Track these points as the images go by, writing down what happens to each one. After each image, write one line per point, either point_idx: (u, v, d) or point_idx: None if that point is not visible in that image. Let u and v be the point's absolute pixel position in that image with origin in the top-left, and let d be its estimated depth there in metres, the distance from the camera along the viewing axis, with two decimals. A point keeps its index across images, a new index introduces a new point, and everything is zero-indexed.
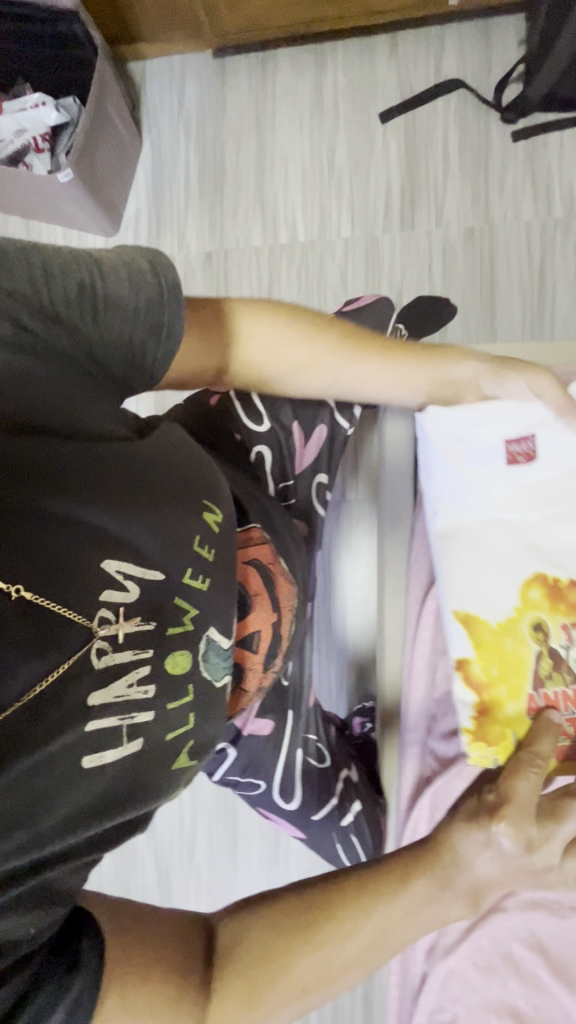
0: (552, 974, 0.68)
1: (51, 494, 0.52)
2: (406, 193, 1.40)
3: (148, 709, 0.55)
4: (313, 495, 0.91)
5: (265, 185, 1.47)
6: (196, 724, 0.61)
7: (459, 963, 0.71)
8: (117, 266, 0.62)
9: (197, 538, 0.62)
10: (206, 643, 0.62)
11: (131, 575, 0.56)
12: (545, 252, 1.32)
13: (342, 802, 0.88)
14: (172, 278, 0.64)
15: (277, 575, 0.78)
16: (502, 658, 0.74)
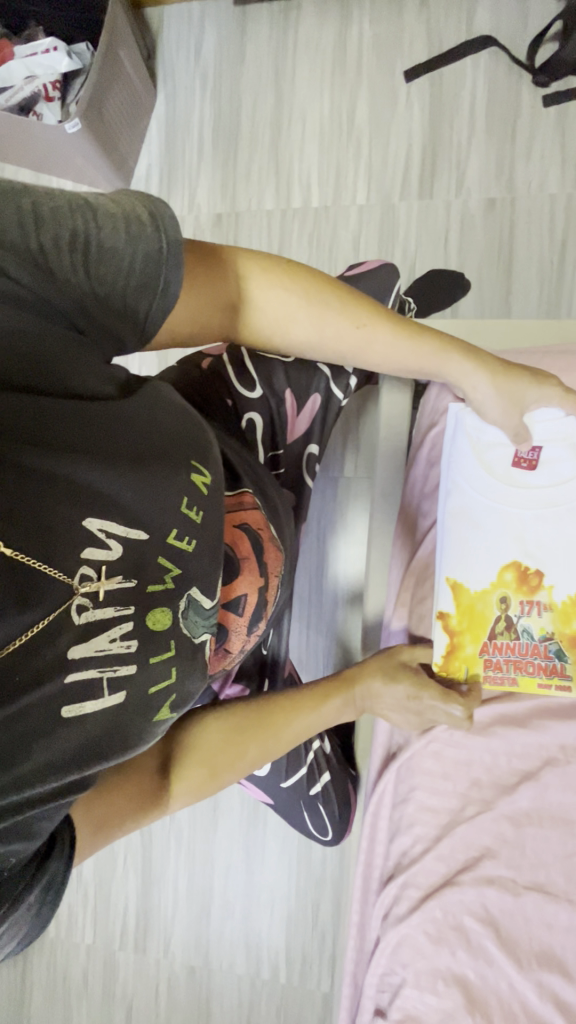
0: (501, 948, 0.69)
1: (35, 449, 0.50)
2: (427, 157, 1.33)
3: (130, 662, 0.56)
4: (304, 465, 0.88)
5: (280, 144, 1.41)
6: (178, 679, 0.61)
7: (410, 930, 0.73)
8: (114, 210, 0.56)
9: (184, 499, 0.60)
10: (187, 602, 0.61)
11: (115, 533, 0.54)
12: (569, 227, 1.26)
13: (312, 773, 0.85)
14: (173, 228, 0.58)
15: (266, 540, 0.77)
16: (469, 615, 0.69)
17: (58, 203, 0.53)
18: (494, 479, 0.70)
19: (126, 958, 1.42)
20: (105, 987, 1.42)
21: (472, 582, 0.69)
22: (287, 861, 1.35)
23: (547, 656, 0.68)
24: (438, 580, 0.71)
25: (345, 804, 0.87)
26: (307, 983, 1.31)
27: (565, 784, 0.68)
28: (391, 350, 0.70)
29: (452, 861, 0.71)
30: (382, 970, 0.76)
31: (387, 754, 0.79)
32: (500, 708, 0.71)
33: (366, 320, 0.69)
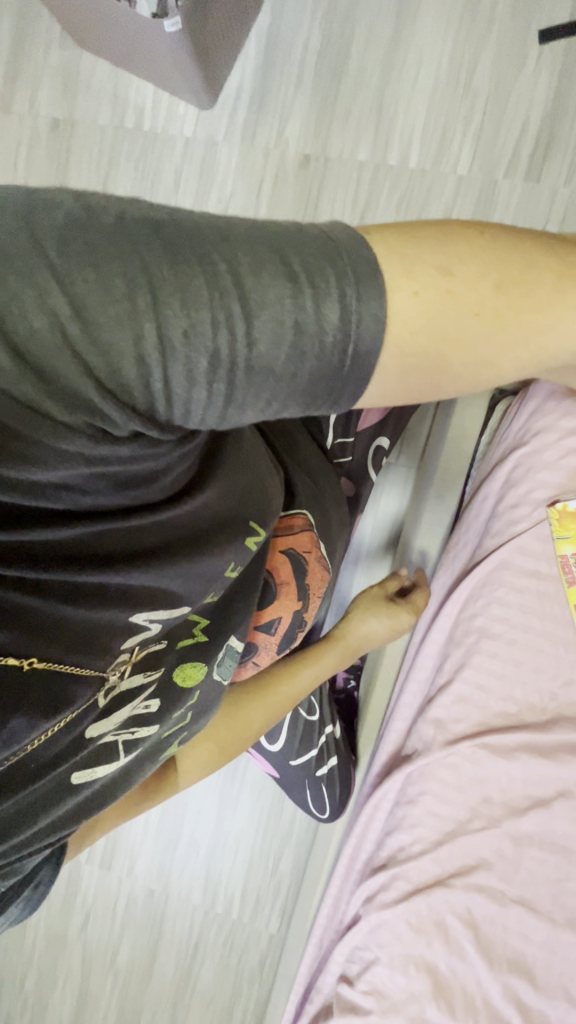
0: (476, 950, 0.73)
1: (96, 570, 0.46)
2: (543, 135, 1.20)
3: (149, 723, 0.57)
4: (370, 458, 0.85)
5: (388, 89, 1.26)
6: (191, 721, 0.64)
7: (393, 917, 0.77)
8: (279, 297, 0.37)
9: (231, 565, 0.57)
10: (224, 653, 0.63)
11: (158, 619, 0.53)
12: None
13: (321, 755, 0.88)
14: (370, 337, 0.39)
15: (311, 561, 0.73)
16: None
17: (196, 289, 0.35)
18: None
19: (90, 873, 1.49)
20: (65, 900, 1.50)
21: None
22: (257, 817, 1.40)
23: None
24: None
25: (346, 788, 0.90)
26: (256, 925, 1.39)
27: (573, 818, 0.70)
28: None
29: (447, 864, 0.74)
30: (357, 944, 0.81)
31: (399, 746, 0.82)
32: (526, 736, 0.70)
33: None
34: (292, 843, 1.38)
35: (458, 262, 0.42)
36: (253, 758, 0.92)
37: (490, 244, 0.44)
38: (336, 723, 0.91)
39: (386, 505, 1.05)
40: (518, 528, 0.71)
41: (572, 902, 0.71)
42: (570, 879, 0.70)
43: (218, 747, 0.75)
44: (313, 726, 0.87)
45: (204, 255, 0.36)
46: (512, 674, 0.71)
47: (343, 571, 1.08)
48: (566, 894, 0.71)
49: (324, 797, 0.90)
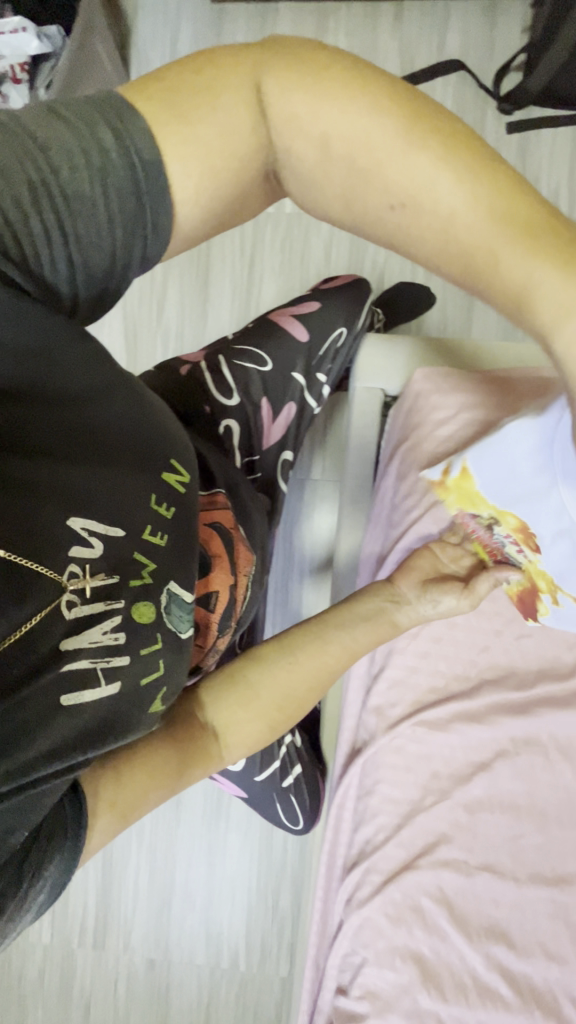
0: (453, 925, 0.76)
1: (17, 458, 0.52)
2: None
3: (122, 655, 0.54)
4: (279, 471, 0.91)
5: None
6: (168, 674, 0.58)
7: (371, 913, 0.78)
8: (79, 150, 0.47)
9: (154, 496, 0.59)
10: (170, 594, 0.59)
11: (97, 532, 0.55)
12: None
13: (285, 766, 0.89)
14: (149, 148, 0.47)
15: (237, 539, 0.78)
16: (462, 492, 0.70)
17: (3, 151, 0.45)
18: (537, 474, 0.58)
19: (85, 955, 1.40)
20: (62, 987, 1.41)
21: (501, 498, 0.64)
22: (249, 853, 1.37)
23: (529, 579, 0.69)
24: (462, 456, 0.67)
25: (314, 793, 0.93)
26: (265, 972, 1.34)
27: (514, 773, 0.74)
28: (457, 232, 0.43)
29: (412, 846, 0.76)
30: (344, 951, 0.80)
31: (352, 748, 0.81)
32: (458, 705, 0.75)
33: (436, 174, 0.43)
34: (288, 872, 1.36)
35: (212, 72, 0.46)
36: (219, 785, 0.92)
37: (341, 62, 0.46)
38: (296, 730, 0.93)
39: (319, 519, 1.11)
40: (414, 515, 0.78)
41: (529, 855, 0.75)
42: (524, 833, 0.75)
43: (267, 723, 0.66)
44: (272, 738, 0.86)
45: (13, 131, 0.46)
46: (434, 651, 0.76)
47: (292, 586, 1.11)
48: (523, 849, 0.75)
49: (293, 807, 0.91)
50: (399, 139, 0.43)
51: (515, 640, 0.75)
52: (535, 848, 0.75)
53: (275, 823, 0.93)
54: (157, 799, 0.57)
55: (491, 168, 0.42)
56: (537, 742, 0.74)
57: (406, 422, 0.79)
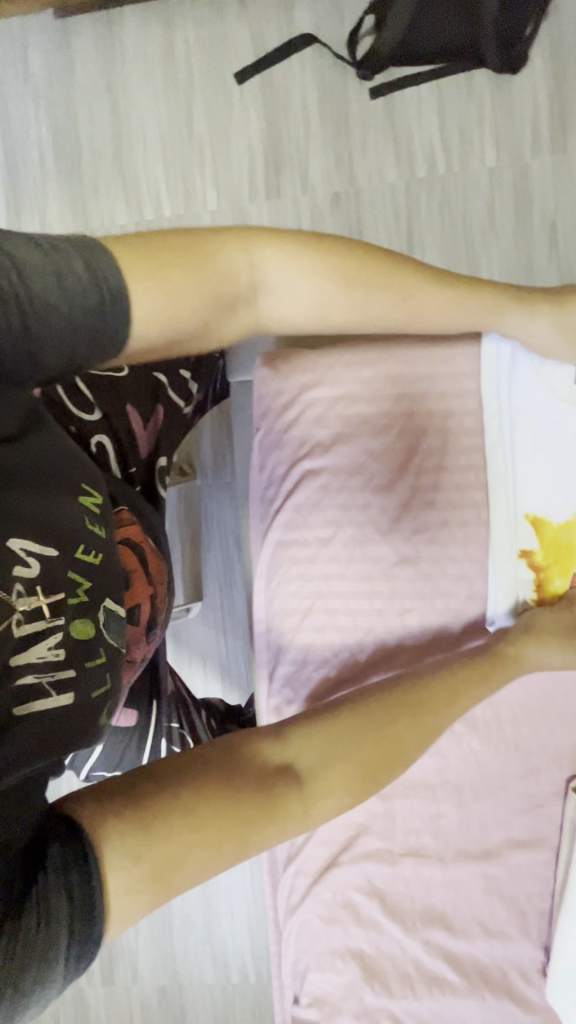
0: (387, 915, 0.73)
1: None
2: (270, 160, 1.38)
3: (67, 669, 0.54)
4: (157, 479, 0.86)
5: (124, 155, 1.42)
6: (110, 687, 0.60)
7: (306, 916, 0.75)
8: (52, 271, 0.45)
9: (87, 520, 0.60)
10: (108, 614, 0.60)
11: (35, 552, 0.53)
12: (412, 213, 1.33)
13: None
14: (115, 280, 0.47)
15: (148, 550, 0.78)
16: (554, 547, 0.68)
17: None
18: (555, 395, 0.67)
19: (96, 992, 1.39)
20: None
21: (554, 516, 0.68)
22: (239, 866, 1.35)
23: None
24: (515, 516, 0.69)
25: None
26: None
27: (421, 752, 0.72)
28: (438, 313, 0.61)
29: (333, 842, 0.74)
30: (291, 962, 0.77)
31: None
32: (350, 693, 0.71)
33: (397, 280, 0.59)
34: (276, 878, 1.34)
35: (196, 242, 0.52)
36: None
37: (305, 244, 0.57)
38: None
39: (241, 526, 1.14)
40: (276, 502, 0.74)
41: (452, 833, 0.72)
42: (443, 811, 0.72)
43: (342, 789, 0.54)
44: None
45: None
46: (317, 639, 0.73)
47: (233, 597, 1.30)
48: (444, 828, 0.72)
49: None
50: (382, 290, 0.58)
51: (399, 618, 0.71)
52: (456, 823, 0.72)
53: None
54: (198, 868, 0.48)
55: (419, 265, 0.60)
56: None
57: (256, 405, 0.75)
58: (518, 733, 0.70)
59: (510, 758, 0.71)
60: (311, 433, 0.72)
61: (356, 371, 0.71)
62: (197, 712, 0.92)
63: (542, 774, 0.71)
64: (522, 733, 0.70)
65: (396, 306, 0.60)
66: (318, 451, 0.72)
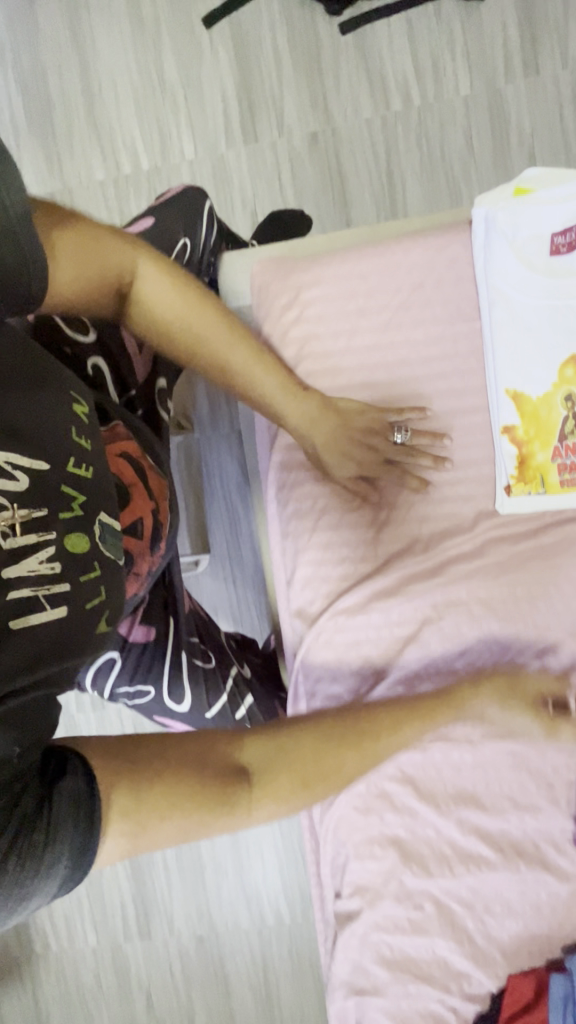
0: (421, 800, 0.75)
1: None
2: (244, 104, 1.37)
3: (61, 581, 0.56)
4: (157, 399, 0.88)
5: (96, 111, 1.41)
6: (108, 598, 0.62)
7: (342, 809, 0.77)
8: None
9: (73, 430, 0.62)
10: (103, 527, 0.63)
11: (21, 468, 0.55)
12: (390, 147, 1.33)
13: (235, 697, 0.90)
14: None
15: (147, 467, 0.80)
16: (535, 423, 0.68)
17: None
18: (533, 268, 0.66)
19: (134, 949, 1.39)
20: (119, 990, 1.39)
21: (534, 389, 0.68)
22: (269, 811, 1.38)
23: (560, 443, 0.67)
24: (495, 395, 0.70)
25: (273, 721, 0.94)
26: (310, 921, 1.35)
27: (442, 637, 0.73)
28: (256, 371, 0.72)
29: None
30: (331, 857, 0.80)
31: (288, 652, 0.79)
32: (370, 584, 0.73)
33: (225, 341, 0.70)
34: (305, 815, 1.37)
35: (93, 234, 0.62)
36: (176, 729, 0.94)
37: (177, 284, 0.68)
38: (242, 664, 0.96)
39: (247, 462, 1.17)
40: None
41: (477, 714, 0.74)
42: (468, 694, 0.74)
43: (299, 789, 0.60)
44: (215, 671, 0.90)
45: None
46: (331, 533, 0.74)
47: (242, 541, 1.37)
48: (470, 710, 0.74)
49: None
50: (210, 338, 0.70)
51: (410, 507, 0.73)
52: (481, 704, 0.74)
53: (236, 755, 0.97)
54: (166, 837, 0.53)
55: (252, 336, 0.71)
56: (459, 601, 0.73)
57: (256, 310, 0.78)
58: (535, 611, 0.72)
59: (528, 636, 0.73)
60: (311, 331, 0.75)
61: (350, 265, 0.74)
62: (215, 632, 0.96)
63: (561, 649, 0.72)
64: (539, 610, 0.72)
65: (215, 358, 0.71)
66: (320, 352, 0.75)
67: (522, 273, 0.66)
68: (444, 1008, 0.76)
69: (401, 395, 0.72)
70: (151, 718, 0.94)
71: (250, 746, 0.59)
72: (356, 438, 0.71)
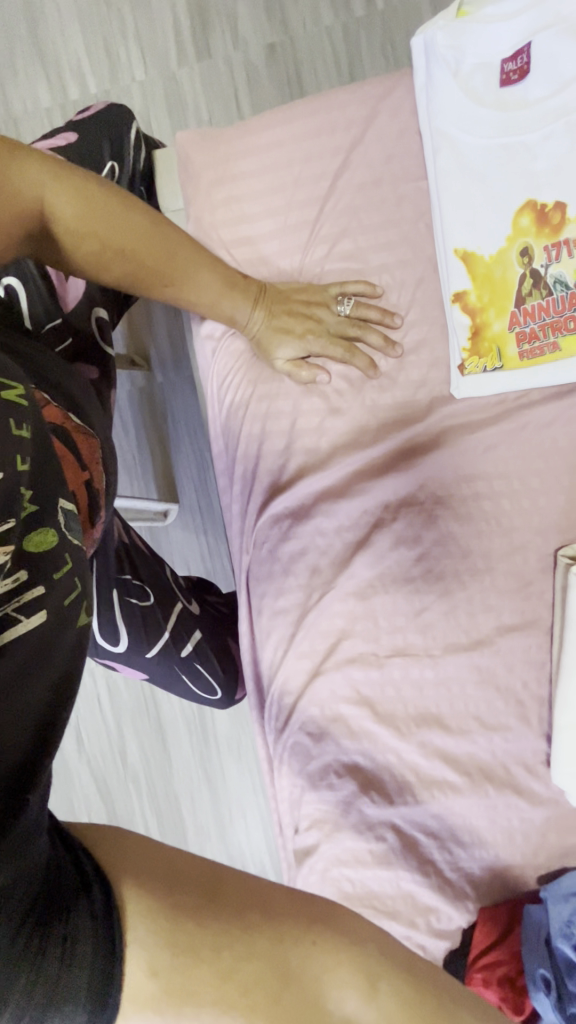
0: (378, 723, 0.69)
1: None
2: (195, 15, 1.27)
3: (36, 589, 0.43)
4: (94, 326, 0.82)
5: (38, 31, 1.32)
6: (83, 587, 0.49)
7: (295, 736, 0.71)
8: None
9: (12, 422, 0.46)
10: (63, 518, 0.50)
11: None
12: (352, 56, 1.24)
13: (178, 634, 0.86)
14: None
15: (71, 429, 0.69)
16: (489, 286, 0.61)
17: None
18: (480, 105, 0.58)
19: None
20: None
21: (486, 247, 0.60)
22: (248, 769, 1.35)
23: (517, 309, 0.60)
24: (443, 257, 0.62)
25: (224, 655, 0.91)
26: None
27: (396, 542, 0.66)
28: (215, 290, 0.63)
29: (313, 652, 0.69)
30: (287, 791, 0.74)
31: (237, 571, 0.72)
32: (313, 481, 0.67)
33: (174, 259, 0.60)
34: None
35: None
36: (119, 670, 0.89)
37: (97, 194, 0.55)
38: (189, 601, 0.91)
39: None
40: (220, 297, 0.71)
41: (438, 626, 0.67)
42: (426, 603, 0.67)
43: None
44: (154, 607, 0.85)
45: None
46: (265, 434, 0.68)
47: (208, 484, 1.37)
48: (430, 622, 0.67)
49: (201, 673, 0.89)
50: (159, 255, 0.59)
51: (357, 398, 0.66)
52: (441, 615, 0.67)
53: (189, 696, 0.93)
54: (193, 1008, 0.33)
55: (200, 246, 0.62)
56: (411, 499, 0.66)
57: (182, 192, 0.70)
58: (499, 509, 0.65)
59: (492, 537, 0.65)
60: (244, 203, 0.67)
61: (282, 123, 0.66)
62: (160, 565, 0.89)
63: (529, 550, 0.65)
64: (503, 508, 0.65)
65: (170, 283, 0.61)
66: (251, 234, 0.67)
67: (468, 111, 0.59)
68: (411, 947, 0.71)
69: (341, 270, 0.65)
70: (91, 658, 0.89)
71: (320, 955, 0.36)
72: (298, 312, 0.64)
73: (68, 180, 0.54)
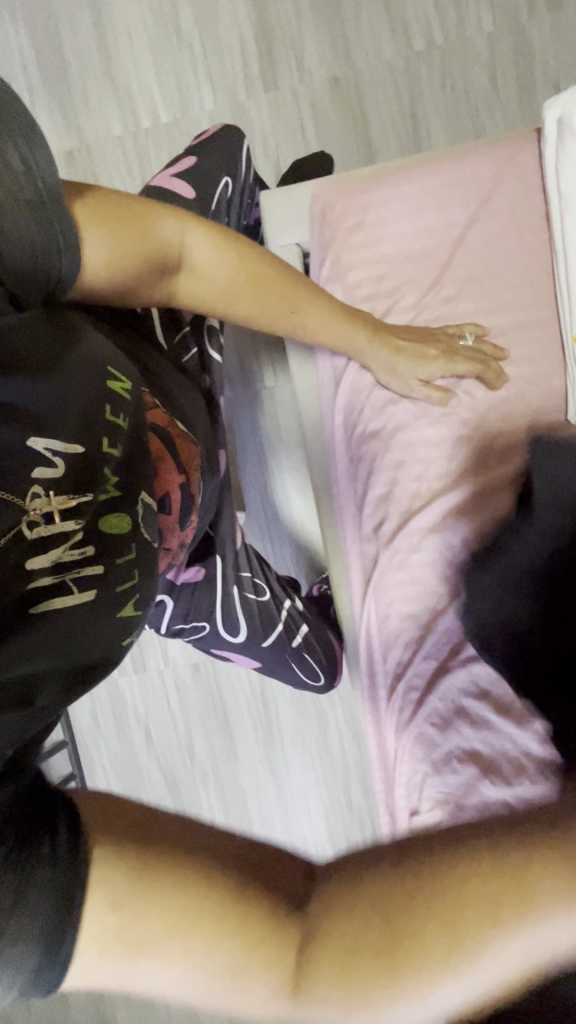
0: (499, 715, 0.76)
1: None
2: (263, 50, 1.34)
3: (96, 563, 0.52)
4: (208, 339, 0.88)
5: (111, 63, 1.38)
6: (143, 578, 0.56)
7: (419, 727, 0.79)
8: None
9: (107, 410, 0.57)
10: (143, 504, 0.59)
11: (59, 452, 0.52)
12: (413, 89, 1.31)
13: (289, 629, 0.95)
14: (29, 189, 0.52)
15: (176, 434, 0.74)
16: None
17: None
18: None
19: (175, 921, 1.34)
20: None
21: None
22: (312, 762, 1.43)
23: None
24: (567, 300, 0.70)
25: (328, 650, 0.98)
26: None
27: None
28: (315, 322, 0.74)
29: (438, 651, 0.78)
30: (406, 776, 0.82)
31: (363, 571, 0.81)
32: (444, 499, 0.75)
33: (279, 298, 0.72)
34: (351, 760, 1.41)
35: (133, 216, 0.63)
36: (232, 662, 0.98)
37: (223, 244, 0.69)
38: (295, 596, 0.98)
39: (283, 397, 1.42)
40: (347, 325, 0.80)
41: None
42: None
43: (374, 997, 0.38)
44: (270, 605, 0.93)
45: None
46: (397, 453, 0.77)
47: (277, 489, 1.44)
48: None
49: (308, 664, 0.97)
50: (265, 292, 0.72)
51: (480, 425, 0.74)
52: None
53: (293, 685, 1.01)
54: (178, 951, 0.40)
55: (310, 288, 0.74)
56: None
57: (318, 237, 0.79)
58: None
59: None
60: (378, 247, 0.77)
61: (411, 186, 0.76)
62: (266, 566, 0.96)
63: None
64: None
65: (281, 313, 0.73)
66: (384, 285, 0.77)
67: None
68: None
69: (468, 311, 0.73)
70: (208, 652, 0.97)
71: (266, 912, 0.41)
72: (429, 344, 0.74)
73: (206, 237, 0.68)
